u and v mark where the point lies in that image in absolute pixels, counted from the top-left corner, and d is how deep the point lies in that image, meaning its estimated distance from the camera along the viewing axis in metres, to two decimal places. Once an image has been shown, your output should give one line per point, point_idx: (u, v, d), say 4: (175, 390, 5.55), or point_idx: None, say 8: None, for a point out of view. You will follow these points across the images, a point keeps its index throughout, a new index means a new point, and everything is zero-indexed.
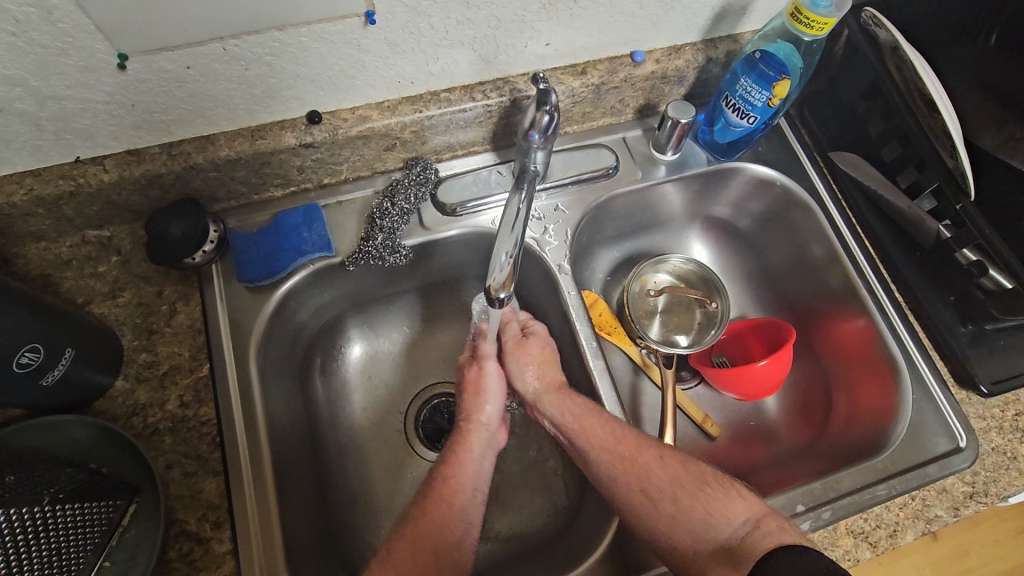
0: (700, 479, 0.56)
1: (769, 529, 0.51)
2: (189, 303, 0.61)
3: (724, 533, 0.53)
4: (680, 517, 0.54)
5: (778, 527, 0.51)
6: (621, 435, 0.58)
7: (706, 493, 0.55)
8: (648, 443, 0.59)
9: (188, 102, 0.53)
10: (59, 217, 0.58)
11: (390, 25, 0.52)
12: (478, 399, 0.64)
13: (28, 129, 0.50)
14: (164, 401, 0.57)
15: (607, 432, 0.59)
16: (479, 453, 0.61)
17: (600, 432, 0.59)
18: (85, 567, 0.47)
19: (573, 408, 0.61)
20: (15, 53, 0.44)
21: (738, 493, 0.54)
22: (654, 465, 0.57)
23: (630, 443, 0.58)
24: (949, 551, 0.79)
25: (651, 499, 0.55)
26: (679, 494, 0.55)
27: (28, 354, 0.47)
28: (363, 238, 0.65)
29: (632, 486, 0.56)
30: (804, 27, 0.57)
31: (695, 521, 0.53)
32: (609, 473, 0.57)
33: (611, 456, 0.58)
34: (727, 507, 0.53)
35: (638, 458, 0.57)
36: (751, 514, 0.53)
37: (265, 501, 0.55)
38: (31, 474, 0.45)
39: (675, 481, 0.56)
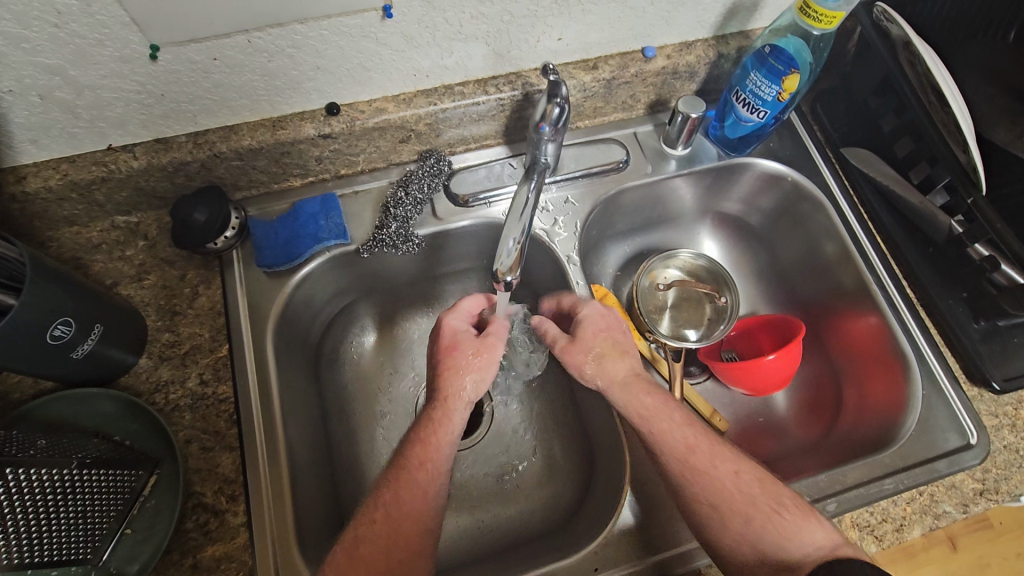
0: (777, 500, 0.54)
1: (847, 556, 0.50)
2: (210, 287, 0.64)
3: (801, 558, 0.51)
4: (749, 537, 0.53)
5: (856, 556, 0.50)
6: (693, 445, 0.56)
7: (782, 515, 0.53)
8: (723, 457, 0.56)
9: (214, 92, 0.56)
10: (90, 202, 0.61)
11: (407, 19, 0.54)
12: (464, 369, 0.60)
13: (65, 117, 0.53)
14: (185, 379, 0.59)
15: (678, 440, 0.57)
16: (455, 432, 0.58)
17: (672, 437, 0.57)
18: (109, 533, 0.50)
19: (640, 405, 0.58)
20: (56, 43, 0.47)
21: (819, 520, 0.53)
22: (728, 480, 0.55)
23: (703, 455, 0.56)
24: (969, 565, 0.71)
25: (720, 513, 0.54)
26: (753, 514, 0.53)
27: (61, 327, 0.49)
28: (377, 227, 0.67)
29: (701, 499, 0.55)
30: (813, 21, 0.58)
31: (767, 544, 0.52)
32: (673, 477, 0.56)
33: (681, 465, 0.56)
34: (807, 532, 0.52)
35: (712, 471, 0.55)
36: (830, 543, 0.51)
37: (279, 478, 0.57)
38: (61, 441, 0.48)
39: (750, 500, 0.54)
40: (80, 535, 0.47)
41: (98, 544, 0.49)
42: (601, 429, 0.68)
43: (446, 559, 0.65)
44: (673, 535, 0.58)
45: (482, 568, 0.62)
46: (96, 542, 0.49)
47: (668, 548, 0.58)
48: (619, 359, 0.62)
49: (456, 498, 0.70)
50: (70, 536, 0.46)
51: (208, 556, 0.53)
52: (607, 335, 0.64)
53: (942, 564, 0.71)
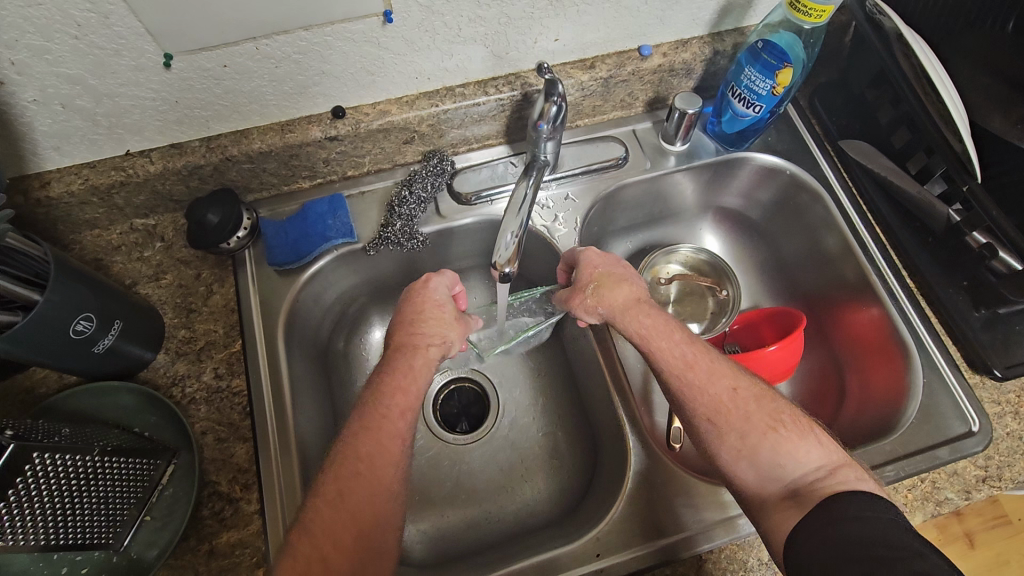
0: (774, 418, 0.55)
1: (846, 479, 0.51)
2: (224, 285, 0.66)
3: (793, 473, 0.53)
4: (747, 452, 0.54)
5: (855, 477, 0.51)
6: (693, 360, 0.59)
7: (779, 433, 0.55)
8: (722, 376, 0.58)
9: (225, 98, 0.58)
10: (110, 206, 0.64)
11: (407, 23, 0.56)
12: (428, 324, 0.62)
13: (86, 124, 0.56)
14: (200, 373, 0.62)
15: (677, 357, 0.59)
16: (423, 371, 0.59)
17: (671, 354, 0.59)
18: (129, 520, 0.52)
19: (643, 327, 0.62)
20: (77, 54, 0.49)
21: (817, 438, 0.54)
22: (726, 396, 0.57)
23: (702, 372, 0.58)
24: (985, 561, 0.72)
25: (716, 430, 0.56)
26: (747, 432, 0.55)
27: (83, 322, 0.52)
28: (382, 226, 0.69)
29: (700, 417, 0.57)
30: (803, 16, 0.59)
31: (764, 458, 0.54)
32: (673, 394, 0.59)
33: (681, 382, 0.58)
34: (801, 451, 0.53)
35: (708, 389, 0.57)
36: (826, 463, 0.53)
37: (290, 467, 0.59)
38: (84, 430, 0.51)
39: (746, 418, 0.55)
40: (104, 520, 0.50)
41: (119, 530, 0.51)
42: (604, 419, 0.69)
43: (453, 548, 0.67)
44: (675, 521, 0.59)
45: (487, 555, 0.63)
46: (118, 527, 0.51)
47: (670, 533, 0.58)
48: (617, 286, 0.65)
49: (463, 489, 0.71)
50: (93, 520, 0.49)
51: (223, 542, 0.55)
52: (606, 270, 0.66)
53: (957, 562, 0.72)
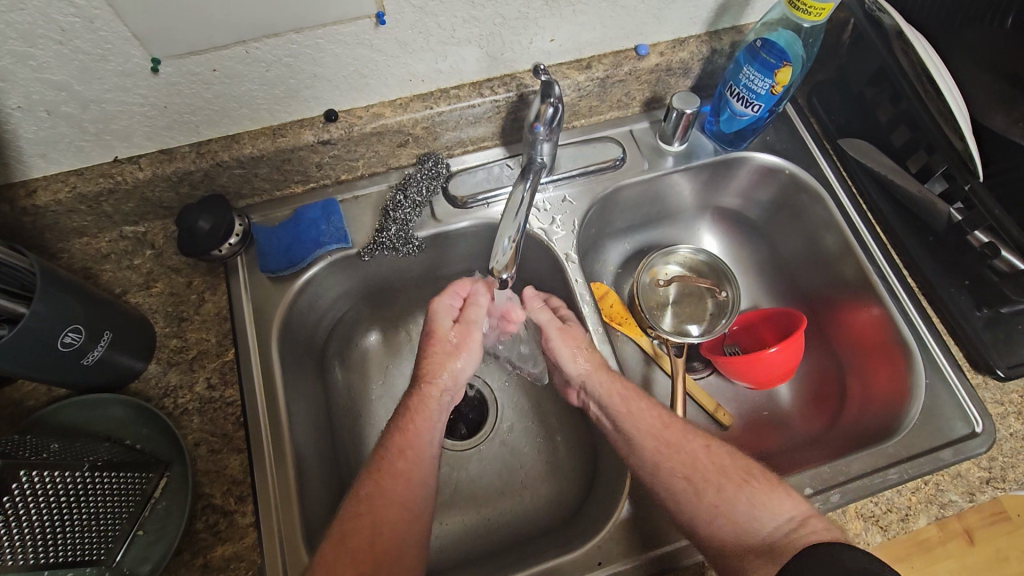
0: (747, 472, 0.57)
1: (817, 529, 0.53)
2: (216, 293, 0.65)
3: (769, 528, 0.54)
4: (721, 508, 0.55)
5: (824, 527, 0.53)
6: (668, 422, 0.61)
7: (752, 486, 0.56)
8: (696, 434, 0.60)
9: (215, 103, 0.57)
10: (98, 213, 0.62)
11: (400, 24, 0.55)
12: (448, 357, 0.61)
13: (72, 131, 0.55)
14: (193, 383, 0.61)
15: (653, 417, 0.61)
16: (434, 419, 0.59)
17: (647, 415, 0.61)
18: (122, 535, 0.51)
19: (618, 387, 0.63)
20: (61, 59, 0.48)
21: (787, 490, 0.56)
22: (701, 453, 0.58)
23: (677, 430, 0.60)
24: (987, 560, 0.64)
25: (693, 486, 0.57)
26: (724, 483, 0.57)
27: (71, 334, 0.51)
28: (377, 230, 0.68)
29: (676, 474, 0.57)
30: (803, 14, 0.58)
31: (740, 512, 0.55)
32: (650, 456, 0.59)
33: (657, 440, 0.59)
34: (775, 502, 0.55)
35: (684, 446, 0.59)
36: (797, 513, 0.54)
37: (285, 479, 0.58)
38: (74, 444, 0.49)
39: (721, 471, 0.57)
40: (94, 537, 0.49)
41: (111, 546, 0.50)
42: None
43: (452, 557, 0.66)
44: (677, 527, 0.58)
45: (487, 564, 0.62)
46: (110, 543, 0.50)
47: (672, 541, 0.58)
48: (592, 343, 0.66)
49: (461, 496, 0.70)
50: (83, 537, 0.48)
51: (218, 556, 0.54)
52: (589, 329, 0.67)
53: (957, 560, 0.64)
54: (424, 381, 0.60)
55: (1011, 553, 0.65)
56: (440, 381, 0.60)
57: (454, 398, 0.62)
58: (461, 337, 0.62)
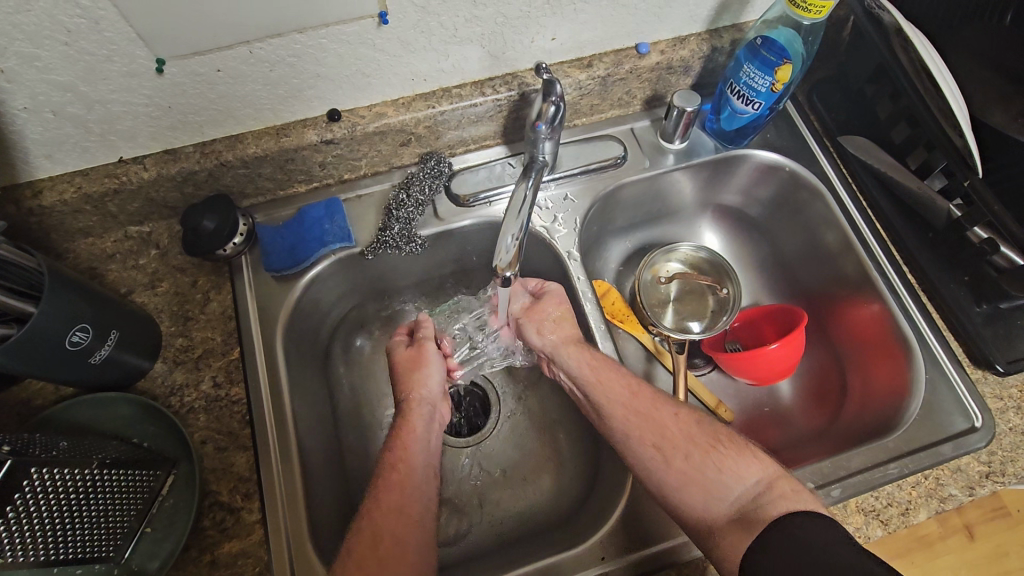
0: (714, 437, 0.57)
1: (784, 491, 0.52)
2: (221, 292, 0.66)
3: (737, 494, 0.54)
4: (692, 475, 0.55)
5: (792, 490, 0.53)
6: (637, 390, 0.61)
7: (718, 451, 0.56)
8: (664, 402, 0.60)
9: (219, 103, 0.57)
10: (104, 213, 0.63)
11: (402, 24, 0.55)
12: (419, 373, 0.65)
13: (77, 132, 0.55)
14: (198, 381, 0.61)
15: (622, 387, 0.62)
16: (425, 429, 0.62)
17: (617, 385, 0.62)
18: (130, 532, 0.52)
19: (588, 358, 0.64)
20: (67, 61, 0.49)
21: (753, 455, 0.56)
22: (670, 421, 0.59)
23: (646, 399, 0.60)
24: (988, 554, 0.65)
25: (663, 455, 0.57)
26: (691, 451, 0.56)
27: (78, 333, 0.51)
28: (380, 229, 0.69)
29: (645, 443, 0.58)
30: (803, 12, 0.58)
31: (707, 478, 0.55)
32: (620, 426, 0.60)
33: (626, 410, 0.60)
34: (741, 468, 0.55)
35: (655, 415, 0.59)
36: (763, 476, 0.54)
37: (291, 476, 0.59)
38: (82, 442, 0.50)
39: (690, 438, 0.57)
40: (104, 533, 0.49)
41: (120, 542, 0.51)
42: None
43: (456, 553, 0.66)
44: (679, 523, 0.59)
45: (491, 559, 0.63)
46: (119, 540, 0.51)
47: (675, 536, 0.58)
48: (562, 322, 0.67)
49: (464, 493, 0.71)
50: (93, 534, 0.48)
51: (226, 552, 0.55)
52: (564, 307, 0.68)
53: (959, 554, 0.65)
54: (408, 396, 0.64)
55: (1012, 549, 0.65)
56: (417, 395, 0.64)
57: (436, 408, 0.65)
58: (416, 358, 0.66)
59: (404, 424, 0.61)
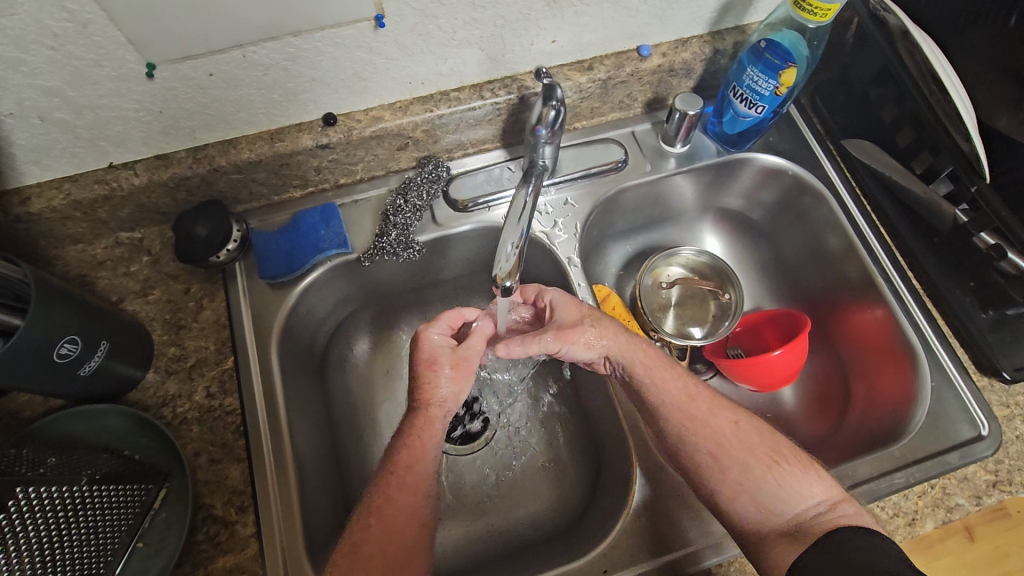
0: (776, 450, 0.57)
1: (845, 513, 0.53)
2: (215, 300, 0.64)
3: (793, 509, 0.54)
4: (746, 485, 0.56)
5: (853, 511, 0.53)
6: (694, 395, 0.60)
7: (782, 467, 0.56)
8: (722, 408, 0.59)
9: (211, 108, 0.56)
10: (94, 220, 0.61)
11: (400, 27, 0.54)
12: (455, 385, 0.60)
13: (66, 138, 0.54)
14: (191, 392, 0.60)
15: (679, 389, 0.60)
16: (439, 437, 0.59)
17: (672, 385, 0.60)
18: (121, 548, 0.50)
19: (642, 356, 0.61)
20: (54, 66, 0.47)
21: (817, 473, 0.56)
22: (727, 430, 0.58)
23: (703, 405, 0.59)
24: (987, 556, 0.64)
25: (718, 463, 0.57)
26: (751, 463, 0.57)
27: (67, 345, 0.50)
28: (377, 235, 0.68)
29: (701, 447, 0.57)
30: (808, 14, 0.57)
31: (765, 492, 0.56)
32: (673, 426, 0.59)
33: (680, 413, 0.59)
34: (804, 484, 0.55)
35: (710, 421, 0.58)
36: (827, 497, 0.54)
37: (287, 488, 0.58)
38: (71, 458, 0.49)
39: (749, 450, 0.57)
40: (94, 551, 0.48)
41: (111, 559, 0.50)
42: (608, 429, 0.67)
43: (456, 565, 0.65)
44: (681, 535, 0.58)
45: (491, 572, 0.62)
46: (109, 557, 0.49)
47: (678, 548, 0.57)
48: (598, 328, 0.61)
49: (463, 503, 0.70)
50: (83, 552, 0.47)
51: (220, 567, 0.54)
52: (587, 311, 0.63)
53: (957, 554, 0.64)
54: (423, 407, 0.59)
55: (1010, 551, 0.64)
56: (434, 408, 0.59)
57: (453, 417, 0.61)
58: (457, 367, 0.60)
59: (423, 428, 0.58)
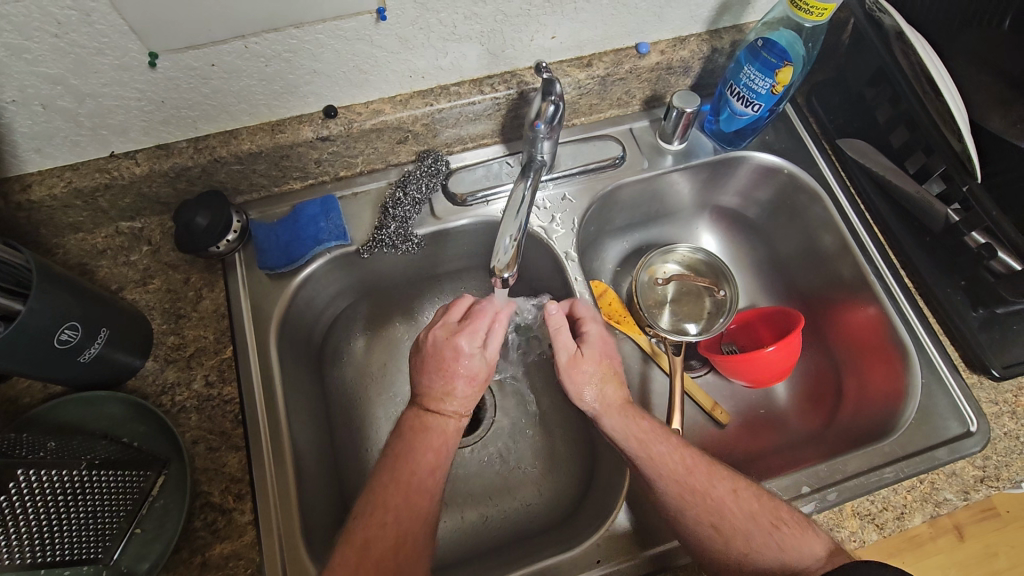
0: (775, 513, 0.55)
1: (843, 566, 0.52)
2: (214, 290, 0.65)
3: (793, 567, 0.52)
4: (750, 556, 0.53)
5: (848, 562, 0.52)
6: (692, 465, 0.57)
7: (781, 530, 0.54)
8: (721, 476, 0.56)
9: (213, 98, 0.57)
10: (94, 209, 0.62)
11: (401, 20, 0.54)
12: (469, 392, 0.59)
13: (67, 125, 0.54)
14: (190, 380, 0.60)
15: (678, 462, 0.57)
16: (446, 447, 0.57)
17: (671, 459, 0.57)
18: (119, 534, 0.50)
19: (637, 430, 0.58)
20: (57, 53, 0.47)
21: (815, 532, 0.54)
22: (728, 498, 0.55)
23: (702, 476, 0.56)
24: (977, 553, 0.65)
25: (721, 534, 0.54)
26: (751, 532, 0.54)
27: (68, 331, 0.50)
28: (377, 227, 0.68)
29: (702, 521, 0.54)
30: (805, 14, 0.58)
31: (767, 557, 0.53)
32: (670, 496, 0.56)
33: (680, 487, 0.56)
34: (804, 545, 0.53)
35: (711, 492, 0.55)
36: (825, 552, 0.53)
37: (285, 477, 0.58)
38: (70, 443, 0.49)
39: (750, 517, 0.54)
40: (92, 536, 0.48)
41: (109, 544, 0.49)
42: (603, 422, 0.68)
43: (451, 554, 0.66)
44: None
45: (486, 561, 0.62)
46: (107, 542, 0.49)
47: (670, 539, 0.58)
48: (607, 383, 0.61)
49: (460, 494, 0.70)
50: (81, 536, 0.47)
51: (217, 553, 0.54)
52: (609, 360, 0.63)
53: (948, 553, 0.65)
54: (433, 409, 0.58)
55: (1000, 551, 0.65)
56: (449, 409, 0.59)
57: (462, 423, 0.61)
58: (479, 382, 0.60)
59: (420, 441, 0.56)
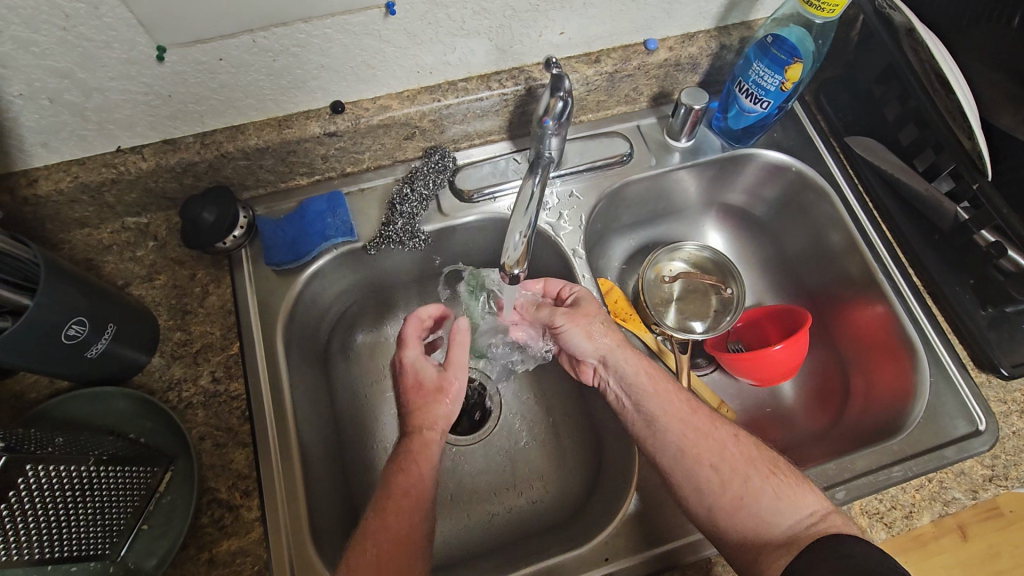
0: (773, 464, 0.57)
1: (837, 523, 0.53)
2: (220, 286, 0.64)
3: (786, 523, 0.54)
4: (744, 504, 0.55)
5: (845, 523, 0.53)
6: (694, 406, 0.61)
7: (777, 479, 0.56)
8: (722, 422, 0.60)
9: (221, 93, 0.56)
10: (100, 204, 0.62)
11: (410, 15, 0.54)
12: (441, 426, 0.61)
13: (74, 120, 0.54)
14: (197, 376, 0.60)
15: (680, 403, 0.61)
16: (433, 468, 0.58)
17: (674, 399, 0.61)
18: (126, 529, 0.51)
19: (644, 369, 0.62)
20: (64, 47, 0.47)
21: (810, 486, 0.56)
22: (729, 444, 0.58)
23: (705, 419, 0.60)
24: (980, 553, 0.64)
25: (718, 480, 0.57)
26: (749, 474, 0.57)
27: (75, 326, 0.50)
28: (383, 223, 0.68)
29: (702, 462, 0.57)
30: (815, 10, 0.58)
31: (762, 507, 0.55)
32: (673, 439, 0.59)
33: (682, 427, 0.59)
34: (798, 496, 0.55)
35: (713, 433, 0.59)
36: (819, 508, 0.54)
37: (293, 473, 0.58)
38: (78, 438, 0.49)
39: (749, 460, 0.57)
40: (100, 532, 0.48)
41: (115, 540, 0.50)
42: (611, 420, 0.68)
43: (458, 552, 0.66)
44: (682, 525, 0.58)
45: (493, 558, 0.62)
46: (114, 538, 0.50)
47: (679, 537, 0.58)
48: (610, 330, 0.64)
49: (466, 492, 0.70)
50: (88, 532, 0.47)
51: (225, 550, 0.54)
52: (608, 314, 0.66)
53: (951, 554, 0.64)
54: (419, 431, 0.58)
55: (1003, 551, 0.64)
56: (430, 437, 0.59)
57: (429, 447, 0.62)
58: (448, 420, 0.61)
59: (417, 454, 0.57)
